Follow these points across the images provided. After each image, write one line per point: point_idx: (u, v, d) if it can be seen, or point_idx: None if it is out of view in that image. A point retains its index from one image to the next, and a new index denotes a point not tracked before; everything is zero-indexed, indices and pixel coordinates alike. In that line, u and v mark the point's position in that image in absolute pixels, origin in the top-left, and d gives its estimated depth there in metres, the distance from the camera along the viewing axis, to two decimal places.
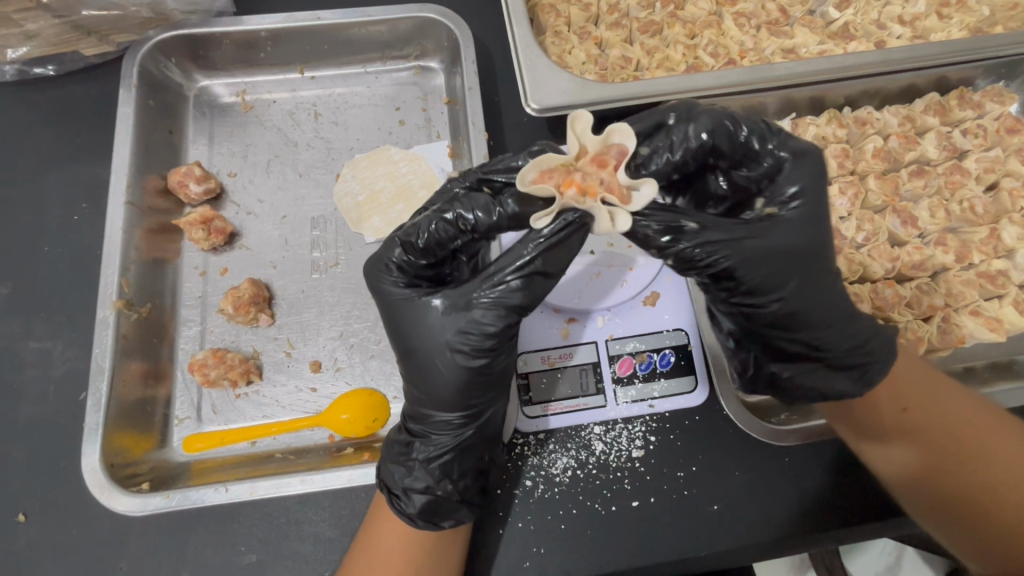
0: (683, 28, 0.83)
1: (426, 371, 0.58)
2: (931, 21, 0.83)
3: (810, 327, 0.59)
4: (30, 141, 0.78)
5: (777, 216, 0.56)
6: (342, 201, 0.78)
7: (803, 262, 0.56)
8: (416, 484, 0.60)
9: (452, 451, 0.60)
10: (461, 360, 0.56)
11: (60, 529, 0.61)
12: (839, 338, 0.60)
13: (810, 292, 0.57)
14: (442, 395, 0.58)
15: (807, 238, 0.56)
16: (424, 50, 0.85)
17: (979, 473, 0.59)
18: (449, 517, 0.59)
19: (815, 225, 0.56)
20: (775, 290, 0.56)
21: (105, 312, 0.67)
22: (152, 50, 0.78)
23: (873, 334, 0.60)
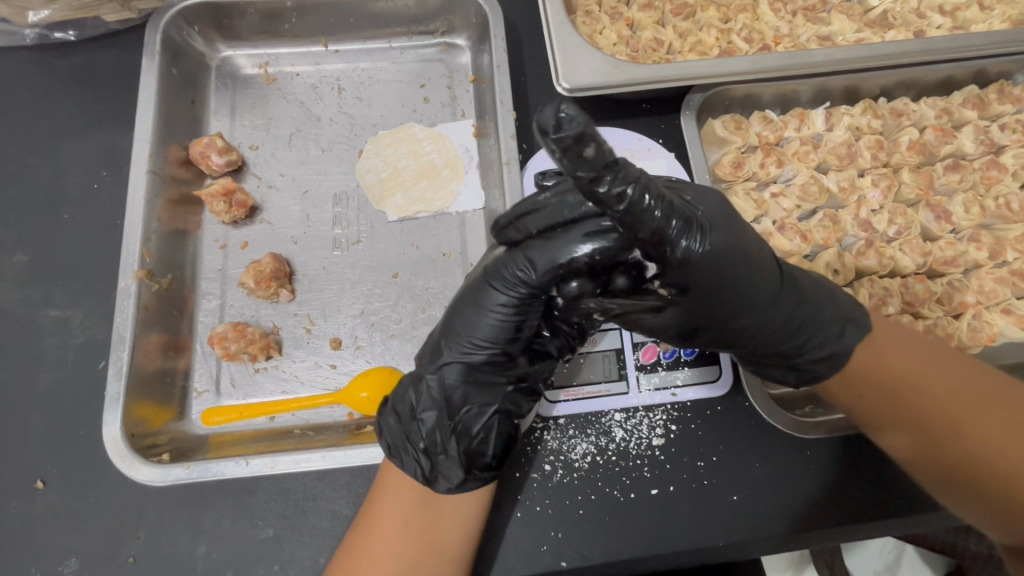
0: (717, 11, 0.81)
1: (479, 300, 0.58)
2: (972, 11, 0.82)
3: (809, 329, 0.57)
4: (50, 107, 0.77)
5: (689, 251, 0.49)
6: (364, 178, 0.77)
7: (727, 272, 0.51)
8: (405, 407, 0.59)
9: (461, 403, 0.58)
10: (499, 308, 0.57)
11: (78, 497, 0.61)
12: (835, 341, 0.57)
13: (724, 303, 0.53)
14: (483, 330, 0.57)
15: (719, 262, 0.50)
16: (451, 26, 0.84)
17: (988, 430, 0.54)
18: (424, 464, 0.58)
19: (732, 240, 0.51)
20: (710, 312, 0.53)
21: (126, 282, 0.66)
22: (175, 17, 0.76)
23: (851, 314, 0.59)
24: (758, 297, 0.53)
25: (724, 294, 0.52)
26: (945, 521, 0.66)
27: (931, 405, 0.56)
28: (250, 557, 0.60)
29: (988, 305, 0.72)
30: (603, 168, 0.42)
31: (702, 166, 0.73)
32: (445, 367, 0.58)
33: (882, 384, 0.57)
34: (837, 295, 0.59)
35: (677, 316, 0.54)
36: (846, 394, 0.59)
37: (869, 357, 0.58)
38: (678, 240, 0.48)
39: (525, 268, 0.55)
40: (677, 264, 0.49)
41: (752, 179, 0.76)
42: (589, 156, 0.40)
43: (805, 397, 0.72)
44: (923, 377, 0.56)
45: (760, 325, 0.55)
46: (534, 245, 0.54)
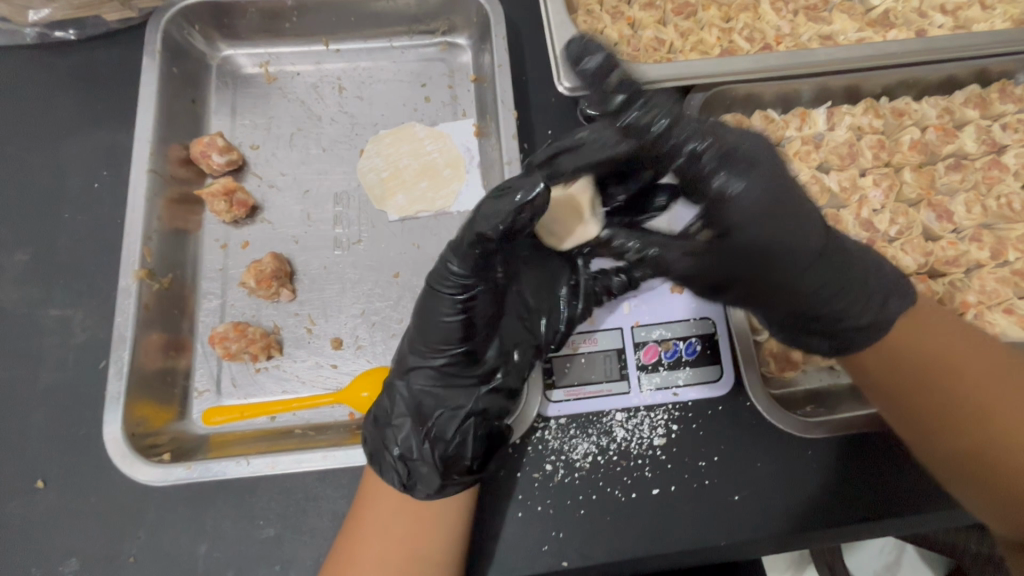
0: (719, 10, 0.81)
1: (427, 309, 0.62)
2: (975, 10, 0.81)
3: (844, 294, 0.57)
4: (50, 106, 0.77)
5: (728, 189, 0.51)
6: (365, 177, 0.77)
7: (768, 224, 0.51)
8: (380, 413, 0.63)
9: (432, 408, 0.64)
10: (450, 311, 0.61)
11: (79, 497, 0.61)
12: (876, 311, 0.57)
13: (765, 251, 0.53)
14: (435, 334, 0.62)
15: (761, 211, 0.51)
16: (452, 25, 0.83)
17: (1011, 422, 0.54)
18: (402, 471, 0.60)
19: (777, 195, 0.51)
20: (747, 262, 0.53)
21: (126, 281, 0.66)
22: (176, 16, 0.76)
23: (894, 285, 0.59)
24: (799, 251, 0.54)
25: (765, 244, 0.52)
26: (946, 521, 0.66)
27: (960, 390, 0.56)
28: (251, 557, 0.60)
29: (990, 305, 0.72)
30: (632, 92, 0.55)
31: None
32: (413, 373, 0.64)
33: (914, 361, 0.57)
34: (881, 265, 0.60)
35: (713, 260, 0.53)
36: (876, 372, 0.59)
37: (909, 332, 0.58)
38: (716, 175, 0.51)
39: (451, 269, 0.58)
40: (715, 197, 0.51)
41: None
42: (614, 68, 0.57)
43: (806, 397, 0.72)
44: (955, 361, 0.56)
45: (802, 283, 0.56)
46: (454, 247, 0.57)
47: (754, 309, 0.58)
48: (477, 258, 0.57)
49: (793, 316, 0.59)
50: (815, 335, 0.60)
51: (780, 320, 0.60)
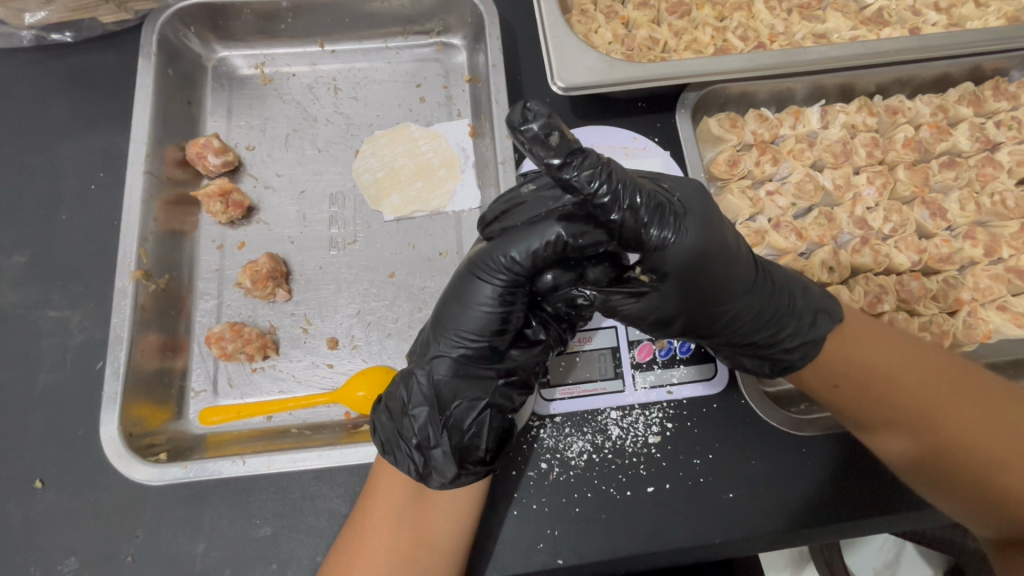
0: (712, 10, 0.81)
1: (461, 295, 0.58)
2: (968, 8, 0.82)
3: (779, 321, 0.57)
4: (47, 108, 0.77)
5: (668, 238, 0.51)
6: (361, 178, 0.78)
7: (706, 261, 0.53)
8: (394, 401, 0.60)
9: (452, 398, 0.59)
10: (485, 299, 0.57)
11: (77, 497, 0.62)
12: (804, 332, 0.58)
13: (704, 283, 0.54)
14: (466, 322, 0.58)
15: (697, 252, 0.52)
16: (447, 25, 0.84)
17: (961, 420, 0.55)
18: (417, 460, 0.58)
19: (713, 237, 0.53)
20: (686, 304, 0.55)
21: (123, 282, 0.66)
22: (172, 18, 0.76)
23: (823, 302, 0.60)
24: (740, 284, 0.55)
25: (706, 279, 0.54)
26: (941, 518, 0.67)
27: (903, 397, 0.56)
28: (249, 556, 0.60)
29: (984, 302, 0.73)
30: (568, 155, 0.47)
31: (698, 165, 0.73)
32: (435, 361, 0.59)
33: (854, 373, 0.57)
34: (808, 285, 0.61)
35: (658, 302, 0.55)
36: (820, 386, 0.59)
37: (840, 347, 0.58)
38: (652, 229, 0.50)
39: (507, 258, 0.55)
40: (653, 249, 0.51)
41: (748, 177, 0.76)
42: (552, 145, 0.46)
43: (800, 394, 0.73)
44: (892, 369, 0.57)
45: (744, 318, 0.56)
46: (515, 234, 0.55)
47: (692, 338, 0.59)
48: (533, 249, 0.54)
49: (737, 342, 0.59)
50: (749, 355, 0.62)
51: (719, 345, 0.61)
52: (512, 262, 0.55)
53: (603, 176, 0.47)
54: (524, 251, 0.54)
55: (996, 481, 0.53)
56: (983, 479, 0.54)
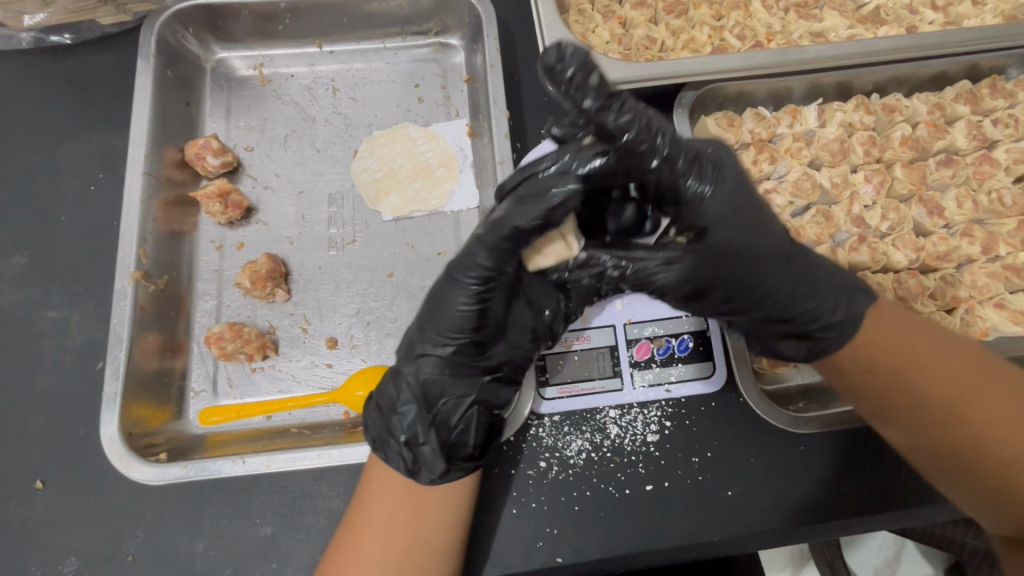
0: (709, 9, 0.81)
1: (445, 293, 0.58)
2: (964, 7, 0.82)
3: (818, 295, 0.58)
4: (46, 109, 0.77)
5: (703, 190, 0.55)
6: (360, 178, 0.78)
7: (740, 219, 0.56)
8: (385, 399, 0.60)
9: (438, 395, 0.59)
10: (467, 294, 0.57)
11: (77, 497, 0.62)
12: (845, 308, 0.58)
13: (739, 241, 0.56)
14: (450, 319, 0.58)
15: (729, 208, 0.56)
16: (445, 25, 0.84)
17: (991, 421, 0.54)
18: (406, 457, 0.58)
19: (742, 200, 0.56)
20: (724, 266, 0.56)
21: (122, 283, 0.66)
22: (170, 19, 0.76)
23: (857, 284, 0.60)
24: (770, 246, 0.57)
25: (738, 239, 0.56)
26: (939, 515, 0.67)
27: (936, 389, 0.55)
28: (249, 555, 0.60)
29: (982, 300, 0.73)
30: (607, 99, 0.51)
31: None
32: (420, 359, 0.59)
33: (887, 359, 0.57)
34: (842, 269, 0.61)
35: (694, 266, 0.56)
36: (852, 367, 0.59)
37: (876, 330, 0.58)
38: (688, 177, 0.55)
39: (490, 253, 0.55)
40: (691, 199, 0.56)
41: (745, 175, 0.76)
42: (592, 86, 0.50)
43: (798, 392, 0.73)
44: (926, 361, 0.56)
45: (774, 286, 0.57)
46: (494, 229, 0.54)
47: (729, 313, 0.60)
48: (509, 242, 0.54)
49: (768, 317, 0.60)
50: (788, 338, 0.62)
51: (754, 325, 0.62)
52: (494, 257, 0.55)
53: (641, 121, 0.52)
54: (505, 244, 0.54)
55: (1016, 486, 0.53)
56: (1002, 481, 0.54)
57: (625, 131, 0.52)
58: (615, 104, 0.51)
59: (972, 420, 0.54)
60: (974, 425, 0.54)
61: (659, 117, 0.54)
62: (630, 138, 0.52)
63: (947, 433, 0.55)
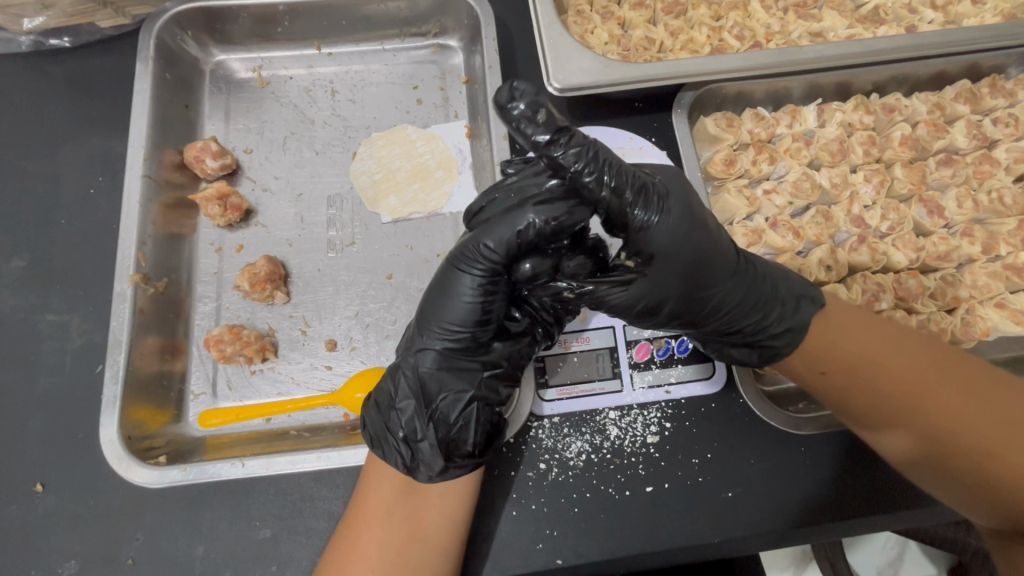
0: (708, 9, 0.81)
1: (446, 288, 0.59)
2: (963, 6, 0.82)
3: (764, 307, 0.60)
4: (46, 112, 0.77)
5: (651, 219, 0.53)
6: (358, 180, 0.78)
7: (689, 241, 0.55)
8: (382, 397, 0.61)
9: (437, 391, 0.60)
10: (466, 289, 0.57)
11: (77, 499, 0.62)
12: (790, 317, 0.60)
13: (690, 263, 0.56)
14: (451, 314, 0.59)
15: (679, 233, 0.54)
16: (443, 27, 0.84)
17: (948, 406, 0.55)
18: (405, 453, 0.59)
19: (693, 221, 0.55)
20: (674, 289, 0.56)
21: (121, 286, 0.66)
22: (168, 22, 0.77)
23: (805, 292, 0.62)
24: (718, 266, 0.57)
25: (691, 259, 0.55)
26: (941, 515, 0.67)
27: (890, 382, 0.56)
28: (248, 558, 0.60)
29: (982, 299, 0.73)
30: (556, 132, 0.48)
31: (694, 164, 0.73)
32: (421, 354, 0.60)
33: (844, 360, 0.58)
34: (789, 274, 0.63)
35: (647, 288, 0.56)
36: (807, 372, 0.61)
37: (824, 332, 0.60)
38: (635, 209, 0.52)
39: (485, 249, 0.55)
40: (636, 230, 0.53)
41: (744, 176, 0.76)
42: (540, 122, 0.48)
43: (797, 392, 0.73)
44: (877, 355, 0.57)
45: (724, 302, 0.59)
46: (489, 224, 0.55)
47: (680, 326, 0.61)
48: (507, 238, 0.54)
49: (718, 330, 0.60)
50: (739, 345, 0.63)
51: (708, 335, 0.63)
52: (491, 254, 0.55)
53: (589, 155, 0.49)
54: (499, 242, 0.54)
55: (989, 470, 0.53)
56: (974, 466, 0.53)
57: (574, 161, 0.49)
58: (564, 135, 0.49)
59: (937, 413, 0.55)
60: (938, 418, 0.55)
61: (606, 146, 0.51)
62: (580, 169, 0.49)
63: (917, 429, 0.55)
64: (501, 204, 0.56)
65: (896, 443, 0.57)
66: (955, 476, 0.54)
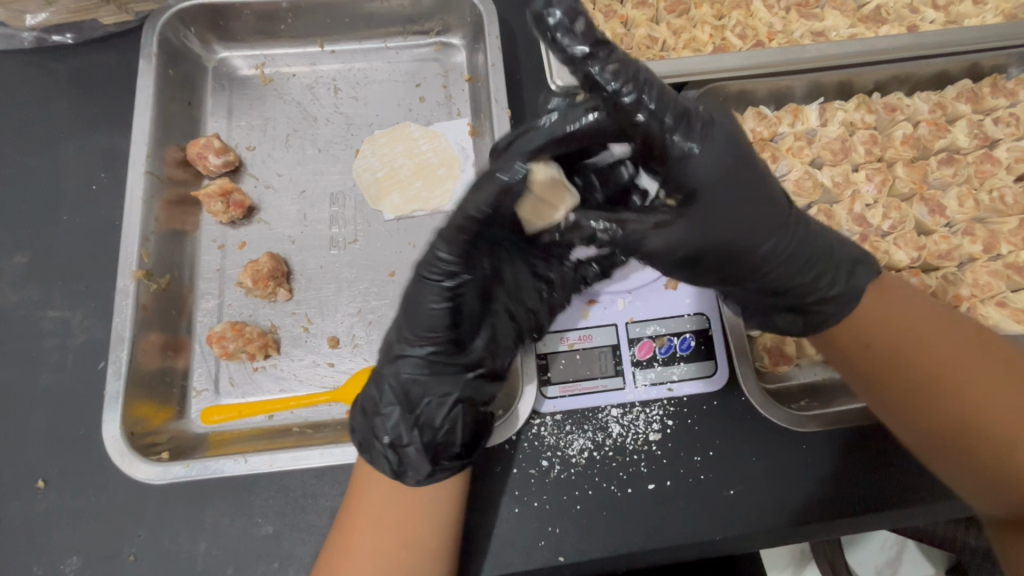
0: (711, 8, 0.82)
1: (416, 300, 0.57)
2: (965, 6, 0.82)
3: (814, 269, 0.59)
4: (48, 108, 0.77)
5: (693, 154, 0.52)
6: (361, 177, 0.78)
7: (732, 191, 0.54)
8: (368, 400, 0.61)
9: (421, 396, 0.60)
10: (435, 300, 0.56)
11: (79, 496, 0.62)
12: (845, 281, 0.59)
13: (728, 217, 0.55)
14: (424, 324, 0.58)
15: (722, 183, 0.53)
16: (446, 25, 0.84)
17: (983, 395, 0.54)
18: (391, 459, 0.59)
19: (738, 172, 0.54)
20: (711, 248, 0.56)
21: (124, 282, 0.66)
22: (172, 19, 0.77)
23: (860, 257, 0.61)
24: (762, 220, 0.56)
25: (731, 210, 0.54)
26: (940, 513, 0.67)
27: (931, 364, 0.55)
28: (249, 555, 0.60)
29: (983, 298, 0.73)
30: (595, 47, 0.48)
31: None
32: (400, 362, 0.60)
33: (888, 337, 0.57)
34: (843, 241, 0.62)
35: (687, 239, 0.54)
36: (850, 344, 0.59)
37: (876, 300, 0.59)
38: (677, 145, 0.52)
39: (451, 259, 0.54)
40: (679, 159, 0.52)
41: None
42: (577, 32, 0.47)
43: (799, 390, 0.73)
44: (924, 335, 0.56)
45: (767, 256, 0.58)
46: (447, 233, 0.53)
47: (727, 274, 0.59)
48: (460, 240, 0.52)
49: (762, 289, 0.61)
50: (786, 312, 0.63)
51: (753, 295, 0.63)
52: (456, 266, 0.54)
53: (629, 75, 0.49)
54: (461, 250, 0.54)
55: (1011, 464, 0.53)
56: (995, 458, 0.54)
57: (619, 86, 0.49)
58: (607, 53, 0.49)
59: (967, 401, 0.54)
60: (972, 408, 0.54)
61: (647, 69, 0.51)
62: (618, 95, 0.49)
63: (943, 417, 0.55)
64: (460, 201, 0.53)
65: (923, 429, 0.57)
66: (973, 467, 0.55)
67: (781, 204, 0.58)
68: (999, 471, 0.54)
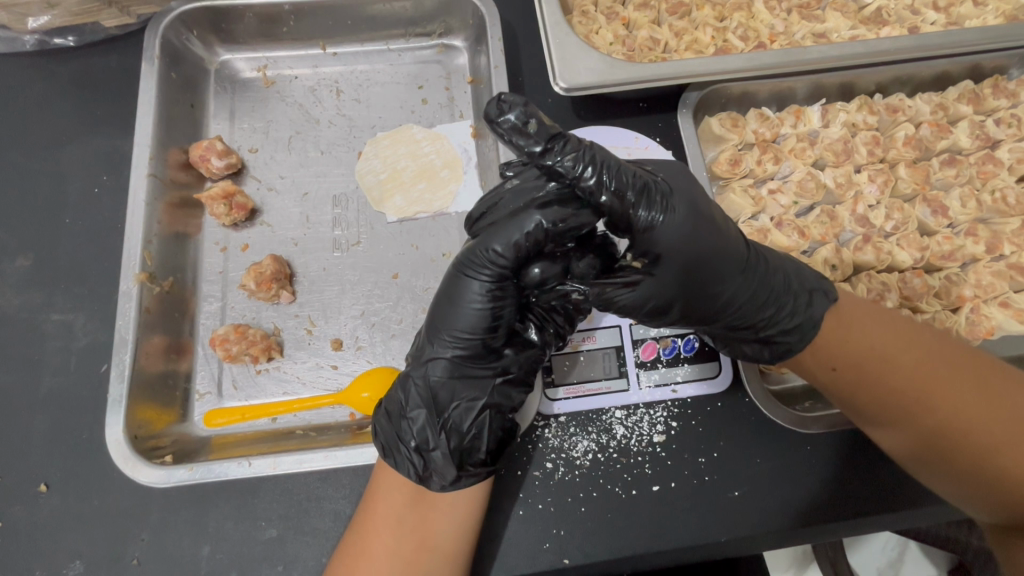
0: (712, 10, 0.82)
1: (455, 299, 0.58)
2: (966, 7, 0.82)
3: (778, 301, 0.60)
4: (49, 111, 0.77)
5: (655, 220, 0.53)
6: (364, 179, 0.78)
7: (702, 234, 0.55)
8: (393, 406, 0.61)
9: (449, 401, 0.60)
10: (477, 297, 0.57)
11: (82, 499, 0.62)
12: (803, 313, 0.60)
13: (701, 254, 0.55)
14: (461, 323, 0.58)
15: (688, 233, 0.55)
16: (448, 27, 0.84)
17: (961, 404, 0.55)
18: (417, 463, 0.59)
19: (699, 219, 0.55)
20: (682, 293, 0.57)
21: (127, 284, 0.66)
22: (174, 21, 0.76)
23: (819, 285, 0.62)
24: (731, 254, 0.57)
25: (702, 253, 0.55)
26: (945, 514, 0.67)
27: (900, 377, 0.57)
28: (253, 558, 0.60)
29: (987, 298, 0.73)
30: (548, 140, 0.50)
31: (699, 164, 0.74)
32: (431, 362, 0.60)
33: (857, 357, 0.58)
34: (801, 267, 0.63)
35: (656, 288, 0.56)
36: (820, 369, 0.61)
37: (835, 326, 0.60)
38: (638, 210, 0.52)
39: (495, 256, 0.55)
40: (642, 230, 0.53)
41: (749, 175, 0.76)
42: (530, 132, 0.49)
43: (802, 392, 0.73)
44: (890, 351, 0.58)
45: (734, 296, 0.59)
46: (497, 229, 0.54)
47: (693, 324, 0.61)
48: (515, 239, 0.53)
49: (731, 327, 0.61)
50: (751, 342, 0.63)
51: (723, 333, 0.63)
52: (501, 263, 0.55)
53: (587, 158, 0.50)
54: (508, 247, 0.54)
55: (994, 465, 0.53)
56: (978, 462, 0.54)
57: (580, 166, 0.50)
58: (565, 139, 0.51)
59: (938, 407, 0.56)
60: (944, 415, 0.55)
61: (602, 148, 0.52)
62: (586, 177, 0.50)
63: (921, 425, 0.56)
64: (507, 205, 0.55)
65: (908, 440, 0.57)
66: (960, 473, 0.55)
67: (742, 240, 0.59)
68: (986, 474, 0.54)
